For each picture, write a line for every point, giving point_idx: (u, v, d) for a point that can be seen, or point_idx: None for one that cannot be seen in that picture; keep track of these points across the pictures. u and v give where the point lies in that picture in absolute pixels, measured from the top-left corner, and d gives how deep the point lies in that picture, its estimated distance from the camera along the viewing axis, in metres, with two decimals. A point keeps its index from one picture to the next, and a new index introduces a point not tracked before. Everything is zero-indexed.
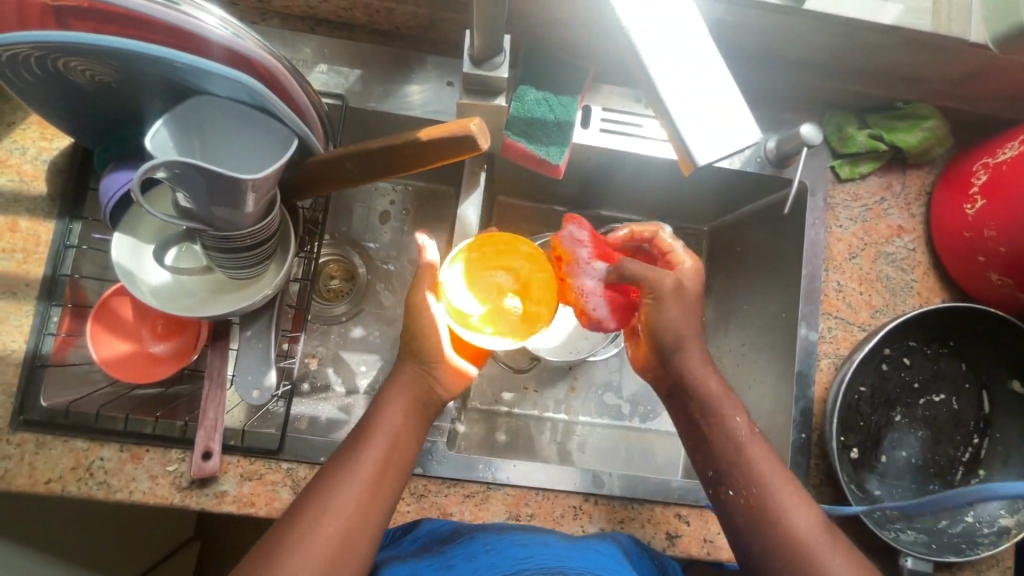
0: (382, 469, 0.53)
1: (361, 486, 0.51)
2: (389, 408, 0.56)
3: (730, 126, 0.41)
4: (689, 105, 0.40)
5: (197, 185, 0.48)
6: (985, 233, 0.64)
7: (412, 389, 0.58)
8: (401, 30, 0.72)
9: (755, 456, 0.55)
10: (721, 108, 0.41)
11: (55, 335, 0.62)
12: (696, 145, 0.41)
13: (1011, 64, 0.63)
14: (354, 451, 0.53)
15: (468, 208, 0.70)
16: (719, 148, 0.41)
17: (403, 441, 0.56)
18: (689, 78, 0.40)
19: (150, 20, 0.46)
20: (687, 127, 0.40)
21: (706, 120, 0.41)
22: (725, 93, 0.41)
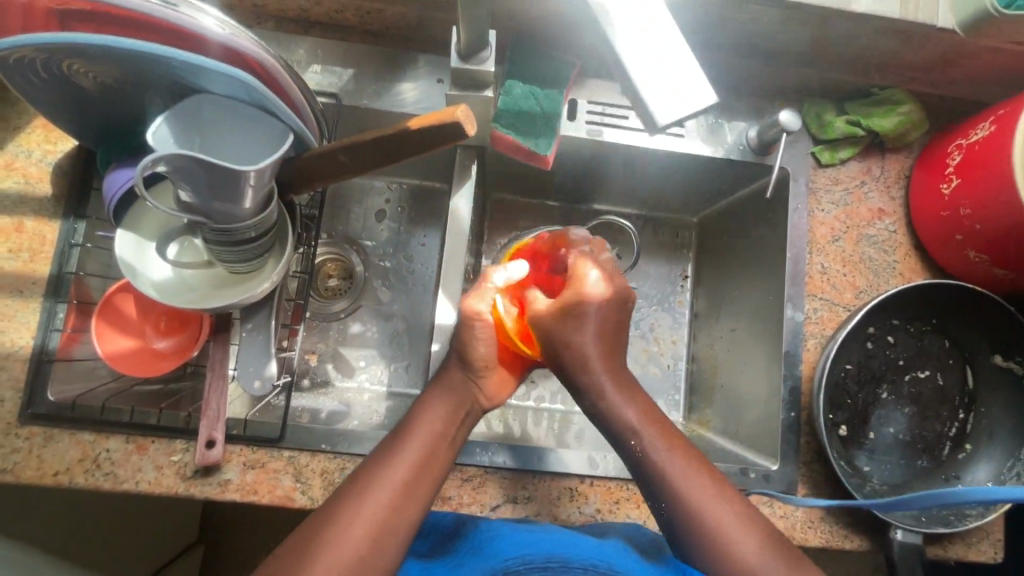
0: (415, 474, 0.53)
1: (390, 492, 0.51)
2: (428, 415, 0.57)
3: (689, 92, 0.43)
4: (654, 79, 0.44)
5: (198, 178, 0.50)
6: (961, 211, 0.66)
7: (458, 394, 0.59)
8: (392, 31, 0.74)
9: (697, 477, 0.54)
10: (679, 77, 0.44)
11: (62, 331, 0.64)
12: (655, 109, 0.43)
13: (978, 47, 0.66)
14: (390, 456, 0.53)
15: (460, 201, 0.72)
16: (678, 111, 0.43)
17: (439, 448, 0.55)
18: (672, 62, 0.44)
19: (150, 20, 0.49)
20: (646, 93, 0.43)
21: (665, 87, 0.44)
22: (686, 66, 0.44)
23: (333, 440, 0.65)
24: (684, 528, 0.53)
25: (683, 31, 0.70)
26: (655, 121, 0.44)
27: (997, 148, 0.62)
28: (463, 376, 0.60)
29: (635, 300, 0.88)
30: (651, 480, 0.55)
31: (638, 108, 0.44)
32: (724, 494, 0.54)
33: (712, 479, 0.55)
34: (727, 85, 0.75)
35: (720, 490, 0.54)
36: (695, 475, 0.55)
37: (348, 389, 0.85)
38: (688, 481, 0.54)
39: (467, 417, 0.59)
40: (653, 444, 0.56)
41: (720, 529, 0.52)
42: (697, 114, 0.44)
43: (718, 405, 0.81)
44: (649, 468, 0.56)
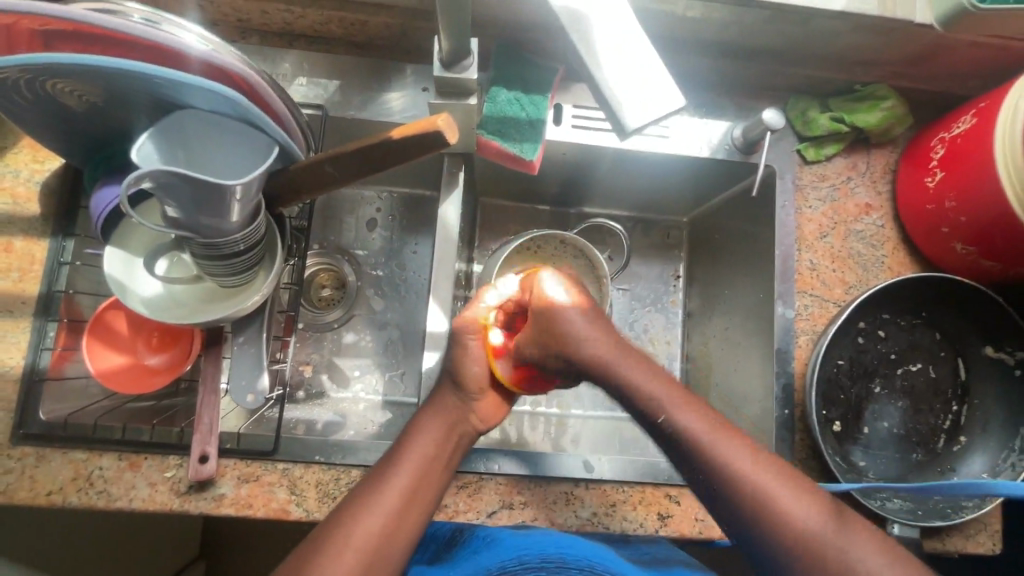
0: (407, 499, 0.52)
1: (383, 518, 0.51)
2: (421, 439, 0.56)
3: (658, 95, 0.44)
4: (624, 82, 0.44)
5: (183, 193, 0.50)
6: (946, 205, 0.67)
7: (453, 416, 0.59)
8: (376, 41, 0.74)
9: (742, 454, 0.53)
10: (647, 79, 0.44)
11: (52, 349, 0.64)
12: (626, 112, 0.44)
13: (957, 42, 0.66)
14: (382, 481, 0.53)
15: (448, 209, 0.72)
16: (649, 114, 0.44)
17: (432, 473, 0.55)
18: (640, 65, 0.44)
19: (132, 39, 0.49)
20: (616, 97, 0.44)
21: (634, 90, 0.44)
22: (655, 69, 0.44)
23: (327, 451, 0.65)
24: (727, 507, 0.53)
25: (666, 33, 0.71)
26: (627, 125, 0.44)
27: (979, 140, 0.62)
28: (458, 398, 0.59)
29: (628, 301, 0.88)
30: (694, 465, 0.54)
31: (609, 112, 0.45)
32: (763, 466, 0.52)
33: (753, 457, 0.53)
34: (711, 87, 0.76)
35: (759, 470, 0.52)
36: (734, 457, 0.52)
37: (343, 399, 0.85)
38: (722, 461, 0.52)
39: (462, 438, 0.59)
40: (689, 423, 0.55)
41: (764, 510, 0.51)
42: (669, 116, 0.44)
43: (714, 404, 0.81)
44: (687, 452, 0.54)
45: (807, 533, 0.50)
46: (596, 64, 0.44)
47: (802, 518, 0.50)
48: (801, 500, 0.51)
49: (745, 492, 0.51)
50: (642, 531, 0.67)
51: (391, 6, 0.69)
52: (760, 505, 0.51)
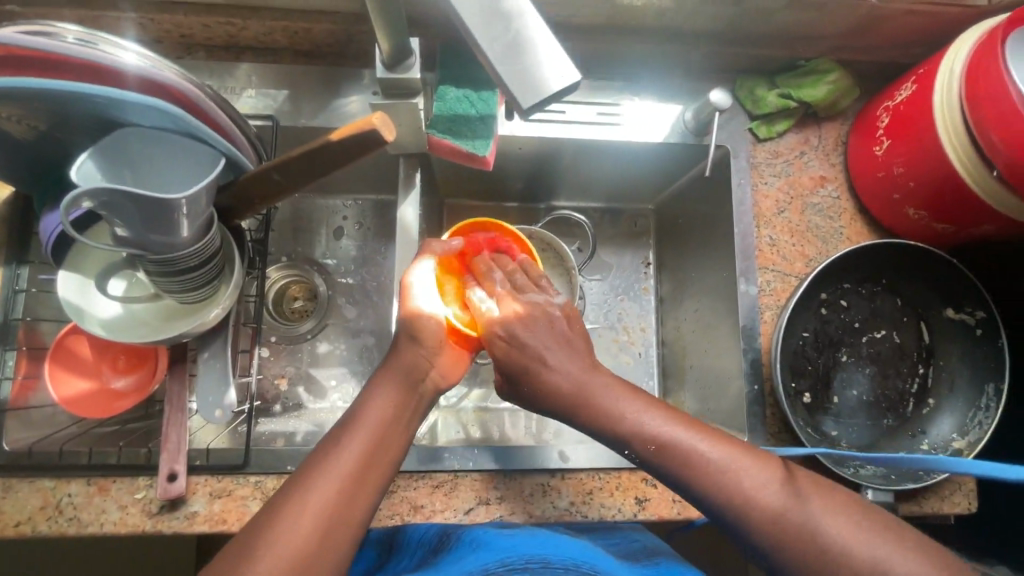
0: (362, 468, 0.52)
1: (337, 481, 0.50)
2: (377, 401, 0.56)
3: (547, 66, 0.39)
4: (511, 52, 0.39)
5: (126, 210, 0.50)
6: (895, 171, 0.68)
7: (408, 374, 0.57)
8: (323, 48, 0.75)
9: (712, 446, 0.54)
10: (541, 50, 0.39)
11: (13, 379, 0.64)
12: (514, 86, 0.38)
13: (891, 12, 0.68)
14: (336, 447, 0.52)
15: (407, 209, 0.72)
16: (538, 88, 0.38)
17: (388, 440, 0.54)
18: (526, 32, 0.39)
19: (64, 58, 0.49)
20: (507, 71, 0.39)
21: (528, 62, 0.39)
22: (548, 40, 0.39)
23: (299, 461, 0.64)
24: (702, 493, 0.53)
25: (608, 21, 0.71)
26: (521, 102, 0.39)
27: (922, 104, 0.63)
28: (410, 372, 0.57)
29: (599, 291, 0.89)
30: (673, 477, 0.54)
31: (504, 87, 0.39)
32: (732, 451, 0.54)
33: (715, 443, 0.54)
34: (661, 74, 0.77)
35: (724, 458, 0.53)
36: (709, 457, 0.53)
37: (320, 409, 0.85)
38: (694, 461, 0.53)
39: (417, 405, 0.57)
40: (662, 421, 0.55)
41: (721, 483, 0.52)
42: (561, 93, 0.39)
43: (690, 386, 0.81)
44: (662, 461, 0.54)
45: (775, 510, 0.51)
46: (486, 35, 0.39)
47: (775, 501, 0.51)
48: (770, 476, 0.53)
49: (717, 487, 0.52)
50: (621, 516, 0.67)
51: (332, 12, 0.69)
52: (741, 502, 0.52)
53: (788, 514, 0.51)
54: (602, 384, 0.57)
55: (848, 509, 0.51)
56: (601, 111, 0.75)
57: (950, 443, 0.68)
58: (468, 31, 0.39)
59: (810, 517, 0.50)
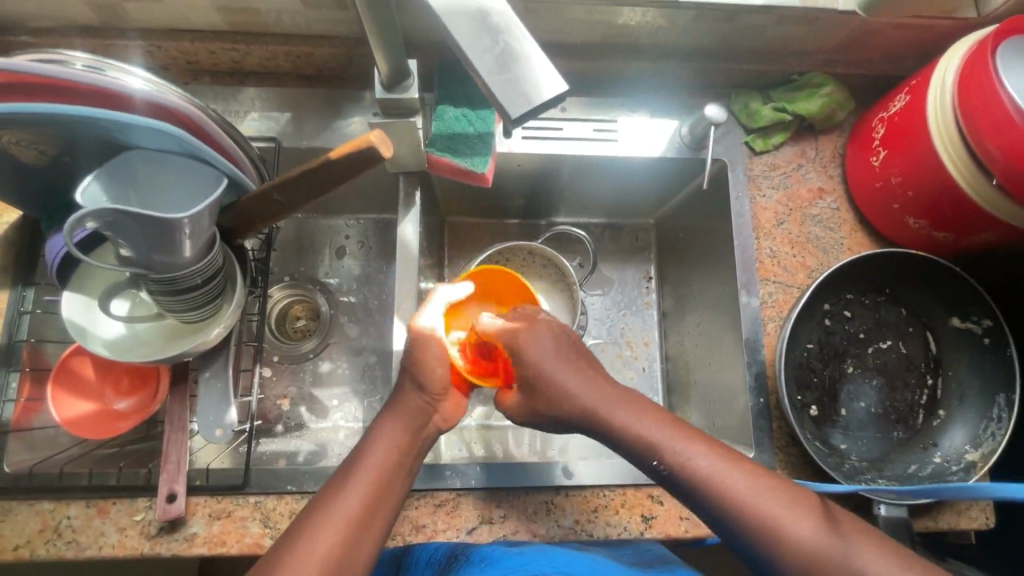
0: (368, 509, 0.51)
1: (345, 523, 0.49)
2: (382, 439, 0.55)
3: (531, 77, 0.38)
4: (497, 63, 0.38)
5: (130, 230, 0.50)
6: (893, 181, 0.68)
7: (415, 418, 0.56)
8: (325, 72, 0.76)
9: (738, 471, 0.53)
10: (529, 64, 0.38)
11: (16, 401, 0.64)
12: (501, 97, 0.38)
13: (881, 26, 0.69)
14: (342, 486, 0.51)
15: (407, 226, 0.73)
16: (523, 98, 0.38)
17: (394, 481, 0.53)
18: (508, 45, 0.39)
19: (73, 85, 0.51)
20: (495, 80, 0.38)
21: (517, 74, 0.38)
22: (532, 52, 0.39)
23: (299, 480, 0.64)
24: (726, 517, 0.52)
25: (602, 40, 0.73)
26: (509, 112, 0.37)
27: (915, 115, 0.64)
28: (418, 396, 0.57)
29: (601, 306, 0.89)
30: (698, 496, 0.53)
31: (491, 97, 0.38)
32: (756, 477, 0.53)
33: (738, 470, 0.53)
34: (656, 91, 0.78)
35: (744, 485, 0.52)
36: (734, 480, 0.52)
37: (322, 429, 0.84)
38: (710, 484, 0.52)
39: (424, 442, 0.57)
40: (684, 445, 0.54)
41: (748, 512, 0.51)
42: (547, 103, 0.38)
43: (696, 401, 0.80)
44: (693, 477, 0.53)
45: (806, 543, 0.50)
46: (476, 48, 0.38)
47: (804, 534, 0.50)
48: (794, 506, 0.51)
49: (745, 513, 0.51)
50: (626, 535, 0.65)
51: (334, 38, 0.71)
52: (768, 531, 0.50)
53: (817, 548, 0.49)
54: (619, 400, 0.56)
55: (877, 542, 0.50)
56: (598, 127, 0.76)
57: (963, 455, 0.66)
58: (458, 43, 0.38)
59: (833, 550, 0.49)
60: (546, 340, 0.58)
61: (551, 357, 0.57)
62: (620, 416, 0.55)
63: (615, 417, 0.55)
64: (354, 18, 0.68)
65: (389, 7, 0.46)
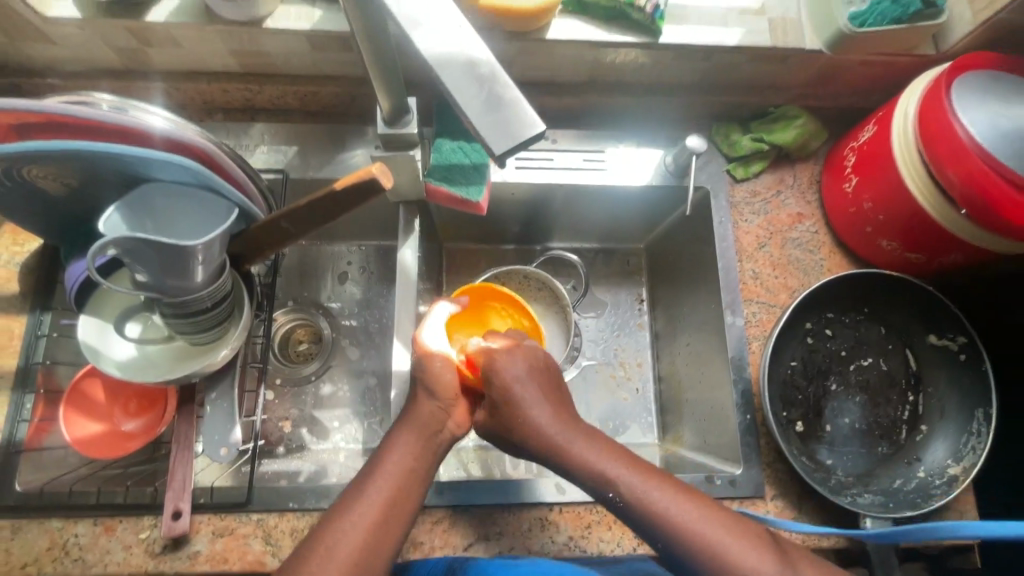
0: (387, 515, 0.53)
1: (361, 533, 0.51)
2: (397, 450, 0.57)
3: (511, 113, 0.35)
4: (477, 99, 0.35)
5: (147, 256, 0.54)
6: (865, 206, 0.72)
7: (429, 425, 0.59)
8: (330, 109, 0.81)
9: (711, 515, 0.54)
10: (518, 104, 0.35)
11: (29, 421, 0.66)
12: (484, 133, 0.35)
13: (849, 63, 0.74)
14: (358, 498, 0.53)
15: (407, 252, 0.77)
16: (505, 135, 0.35)
17: (411, 487, 0.55)
18: (486, 79, 0.35)
19: (98, 124, 0.55)
20: (483, 122, 0.35)
21: (506, 114, 0.35)
22: (509, 87, 0.35)
23: (300, 497, 0.66)
24: (685, 556, 0.53)
25: (590, 77, 0.78)
26: (493, 149, 0.35)
27: (882, 144, 0.68)
28: (432, 406, 0.59)
29: (594, 328, 0.91)
30: (649, 528, 0.54)
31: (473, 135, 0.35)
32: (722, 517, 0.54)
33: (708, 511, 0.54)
34: (642, 124, 0.83)
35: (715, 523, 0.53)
36: (706, 522, 0.53)
37: (323, 450, 0.86)
38: (674, 523, 0.53)
39: (439, 449, 0.59)
40: (641, 485, 0.55)
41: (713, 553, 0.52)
42: (527, 141, 0.35)
43: (687, 420, 0.82)
44: (644, 512, 0.54)
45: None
46: (462, 89, 0.35)
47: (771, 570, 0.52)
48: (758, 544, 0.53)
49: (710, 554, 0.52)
50: (619, 551, 0.67)
51: (340, 78, 0.76)
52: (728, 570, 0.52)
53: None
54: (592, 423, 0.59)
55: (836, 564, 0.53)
56: (588, 157, 0.81)
57: (946, 470, 0.68)
58: (443, 83, 0.36)
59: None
60: (523, 366, 0.61)
61: (527, 381, 0.60)
62: (585, 441, 0.58)
63: (577, 450, 0.57)
64: (357, 60, 0.73)
65: (388, 50, 0.50)
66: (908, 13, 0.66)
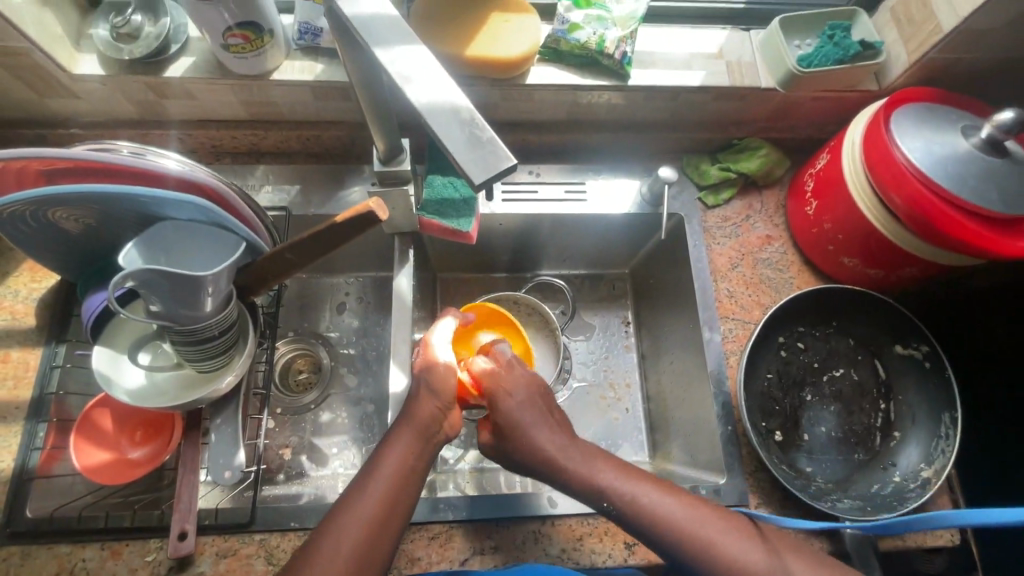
0: (386, 511, 0.56)
1: (362, 529, 0.55)
2: (394, 450, 0.60)
3: (487, 149, 0.39)
4: (457, 137, 0.40)
5: (162, 287, 0.58)
6: (826, 227, 0.77)
7: (424, 428, 0.61)
8: (330, 151, 0.88)
9: (697, 511, 0.60)
10: (495, 143, 0.40)
11: (41, 449, 0.69)
12: (465, 165, 0.39)
13: (803, 99, 0.81)
14: (359, 495, 0.57)
15: (402, 279, 0.82)
16: (484, 167, 0.39)
17: (407, 485, 0.58)
18: (465, 122, 0.40)
19: (119, 168, 0.61)
20: (467, 158, 0.39)
21: (487, 152, 0.39)
22: (485, 129, 0.40)
23: (302, 517, 0.68)
24: (676, 552, 0.59)
25: (569, 118, 0.86)
26: (475, 178, 0.38)
27: (836, 170, 0.74)
28: (432, 409, 0.62)
29: (582, 350, 0.96)
30: (639, 526, 0.60)
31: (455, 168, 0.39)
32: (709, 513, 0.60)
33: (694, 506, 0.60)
34: (619, 158, 0.90)
35: (703, 517, 0.59)
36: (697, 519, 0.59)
37: (322, 476, 0.89)
38: (664, 520, 0.59)
39: (433, 449, 0.61)
40: (637, 488, 0.61)
41: (702, 546, 0.58)
42: (502, 172, 0.39)
43: (674, 435, 0.85)
44: (632, 515, 0.60)
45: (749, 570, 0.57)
46: (448, 132, 0.40)
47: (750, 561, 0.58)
48: (739, 539, 0.59)
49: (703, 550, 0.58)
50: (611, 562, 0.69)
51: (339, 122, 0.83)
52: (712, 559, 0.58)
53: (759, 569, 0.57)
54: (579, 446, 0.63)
55: (812, 562, 0.59)
56: (569, 189, 0.87)
57: (919, 473, 0.72)
58: (431, 128, 0.40)
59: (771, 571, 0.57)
60: (526, 380, 0.67)
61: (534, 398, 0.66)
62: (576, 460, 0.62)
63: (571, 465, 0.61)
64: (355, 106, 0.80)
65: (383, 96, 0.57)
66: (848, 55, 0.74)
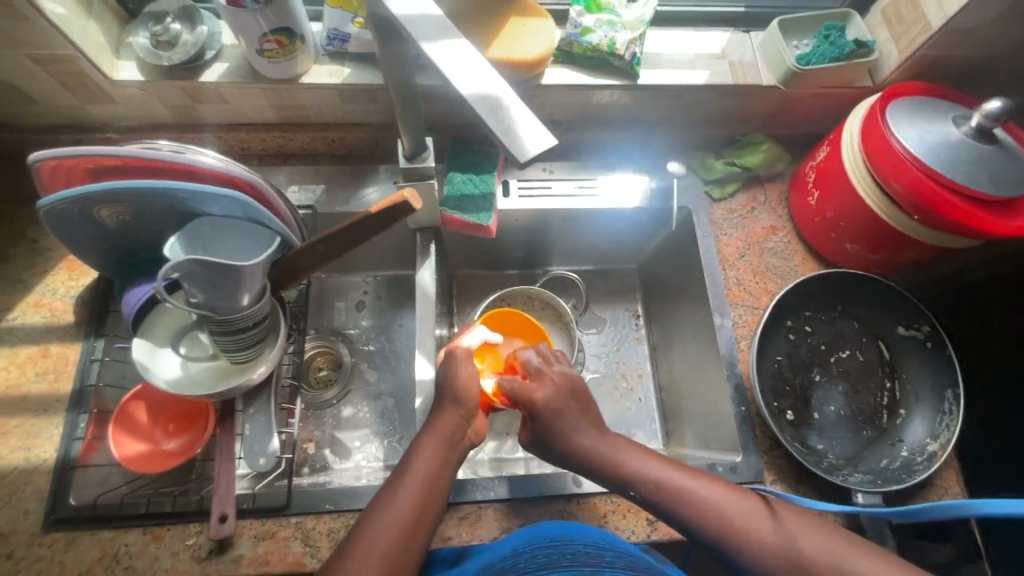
0: (418, 512, 0.59)
1: (398, 529, 0.58)
2: (421, 455, 0.63)
3: (529, 129, 0.43)
4: (501, 119, 0.43)
5: (206, 277, 0.61)
6: (828, 216, 0.81)
7: (452, 433, 0.65)
8: (352, 152, 0.91)
9: (726, 495, 0.62)
10: (536, 124, 0.44)
11: (82, 439, 0.72)
12: (510, 144, 0.43)
13: (803, 96, 0.86)
14: (388, 499, 0.60)
15: (424, 273, 0.85)
16: (526, 145, 0.43)
17: (436, 487, 0.62)
18: (508, 107, 0.44)
19: (160, 166, 0.64)
20: (510, 138, 0.43)
21: (528, 131, 0.43)
22: (526, 111, 0.44)
23: (336, 500, 0.71)
24: (707, 533, 0.61)
25: (580, 117, 0.90)
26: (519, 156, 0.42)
27: (836, 160, 0.78)
28: (457, 416, 0.66)
29: (595, 342, 0.99)
30: (669, 509, 0.62)
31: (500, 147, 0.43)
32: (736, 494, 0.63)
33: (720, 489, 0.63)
34: (628, 154, 0.94)
35: (729, 497, 0.62)
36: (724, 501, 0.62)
37: (346, 469, 0.91)
38: (692, 500, 0.62)
39: (459, 454, 0.65)
40: (663, 474, 0.64)
41: (730, 526, 0.60)
42: (543, 150, 0.43)
43: (688, 420, 0.89)
44: (661, 499, 0.63)
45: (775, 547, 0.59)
46: (492, 116, 0.43)
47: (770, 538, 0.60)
48: (760, 520, 0.61)
49: (734, 531, 0.60)
50: (634, 538, 0.72)
51: (362, 124, 0.87)
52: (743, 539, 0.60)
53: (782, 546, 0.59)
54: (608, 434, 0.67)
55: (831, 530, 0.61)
56: (581, 185, 0.91)
57: (926, 447, 0.75)
58: (477, 113, 0.44)
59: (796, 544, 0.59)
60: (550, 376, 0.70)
61: (563, 399, 0.68)
62: (607, 448, 0.66)
63: (603, 453, 0.65)
64: (379, 109, 0.84)
65: (414, 94, 0.61)
66: (844, 53, 0.78)
